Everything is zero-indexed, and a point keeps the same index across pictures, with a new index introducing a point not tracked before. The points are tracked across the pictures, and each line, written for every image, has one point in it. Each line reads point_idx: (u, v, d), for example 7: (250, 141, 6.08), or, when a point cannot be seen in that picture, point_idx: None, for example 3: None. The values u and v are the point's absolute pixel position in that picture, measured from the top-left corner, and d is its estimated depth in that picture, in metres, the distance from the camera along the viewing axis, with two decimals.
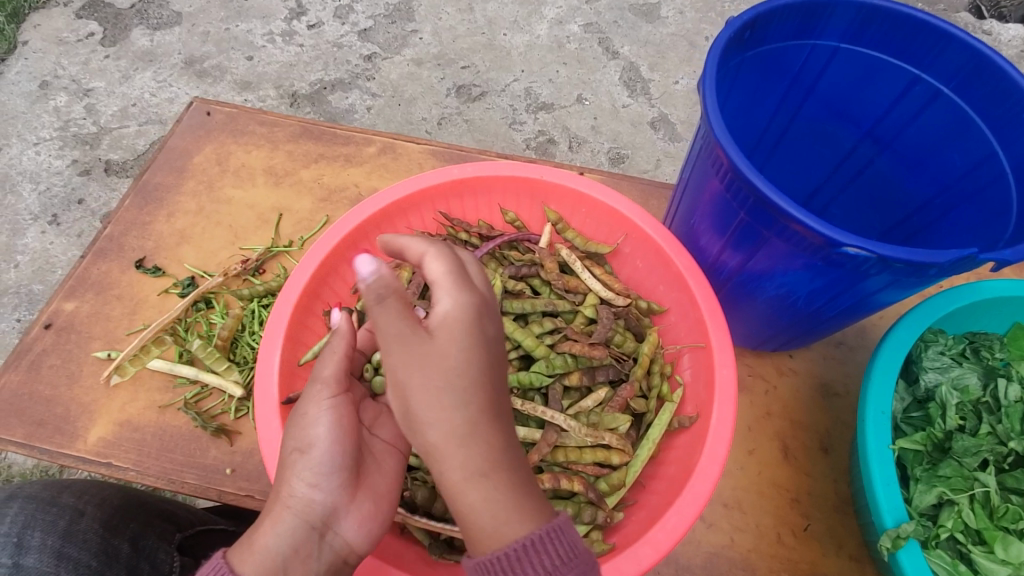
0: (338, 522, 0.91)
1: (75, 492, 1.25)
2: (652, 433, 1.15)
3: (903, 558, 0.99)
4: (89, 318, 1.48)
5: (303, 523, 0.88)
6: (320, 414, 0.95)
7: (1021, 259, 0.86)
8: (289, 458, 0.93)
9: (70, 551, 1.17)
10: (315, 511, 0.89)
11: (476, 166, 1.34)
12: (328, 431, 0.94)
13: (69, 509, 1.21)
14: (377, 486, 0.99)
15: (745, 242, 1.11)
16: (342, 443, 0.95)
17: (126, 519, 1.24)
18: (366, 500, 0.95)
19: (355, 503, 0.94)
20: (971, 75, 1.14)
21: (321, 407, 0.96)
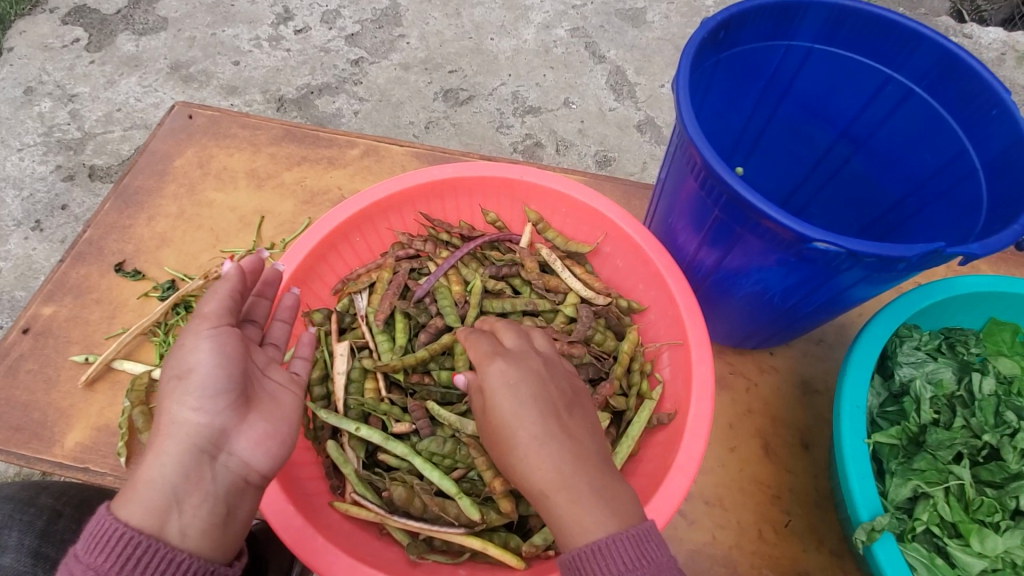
0: (232, 444, 0.89)
1: (54, 493, 1.24)
2: (632, 430, 1.16)
3: (878, 551, 0.99)
4: (68, 322, 1.47)
5: (192, 448, 0.87)
6: (197, 344, 0.92)
7: (986, 252, 0.87)
8: (168, 387, 0.90)
9: (48, 551, 1.16)
10: (200, 436, 0.87)
11: (456, 167, 1.34)
12: (209, 358, 0.90)
13: (47, 510, 1.20)
14: (276, 412, 0.96)
15: (721, 239, 1.12)
16: (229, 366, 0.91)
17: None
18: (261, 419, 0.93)
19: (245, 423, 0.91)
20: (941, 75, 1.16)
21: (199, 337, 0.92)
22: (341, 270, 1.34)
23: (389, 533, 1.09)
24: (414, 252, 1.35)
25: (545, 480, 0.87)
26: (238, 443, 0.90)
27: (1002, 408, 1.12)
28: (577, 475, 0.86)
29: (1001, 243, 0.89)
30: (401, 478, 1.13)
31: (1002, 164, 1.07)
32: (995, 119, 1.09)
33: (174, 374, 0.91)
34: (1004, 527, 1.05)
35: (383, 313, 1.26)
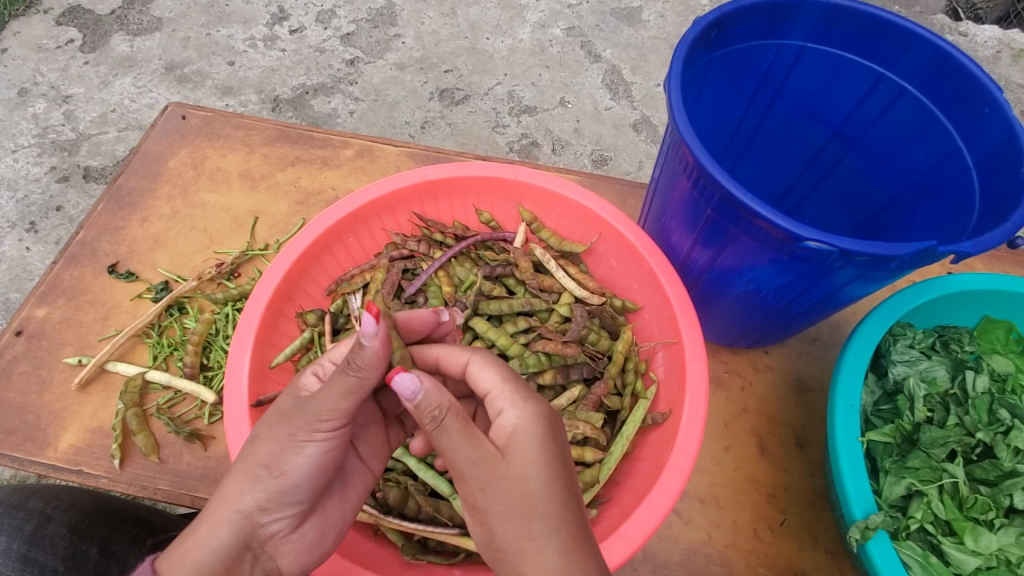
0: (274, 543, 0.88)
1: (43, 497, 1.18)
2: (626, 429, 1.15)
3: (873, 550, 0.99)
4: (61, 324, 1.46)
5: (238, 541, 0.85)
6: (306, 448, 0.85)
7: (979, 251, 0.87)
8: (245, 474, 0.85)
9: (37, 556, 1.10)
10: (253, 534, 0.86)
11: (450, 167, 1.34)
12: (306, 468, 0.86)
13: (35, 514, 1.15)
14: (331, 515, 0.93)
15: (714, 239, 1.12)
16: (317, 476, 0.87)
17: (96, 524, 1.17)
18: (313, 528, 0.91)
19: (296, 532, 0.89)
20: (933, 73, 1.16)
21: (312, 439, 0.85)
22: (335, 271, 1.33)
23: (383, 534, 1.09)
24: (408, 253, 1.35)
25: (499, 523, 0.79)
26: (284, 547, 0.88)
27: (996, 405, 1.12)
28: (500, 516, 0.79)
29: (993, 242, 0.89)
30: (395, 479, 1.12)
31: (994, 162, 1.07)
32: (987, 117, 1.09)
33: (260, 462, 0.85)
34: (998, 524, 1.05)
35: None
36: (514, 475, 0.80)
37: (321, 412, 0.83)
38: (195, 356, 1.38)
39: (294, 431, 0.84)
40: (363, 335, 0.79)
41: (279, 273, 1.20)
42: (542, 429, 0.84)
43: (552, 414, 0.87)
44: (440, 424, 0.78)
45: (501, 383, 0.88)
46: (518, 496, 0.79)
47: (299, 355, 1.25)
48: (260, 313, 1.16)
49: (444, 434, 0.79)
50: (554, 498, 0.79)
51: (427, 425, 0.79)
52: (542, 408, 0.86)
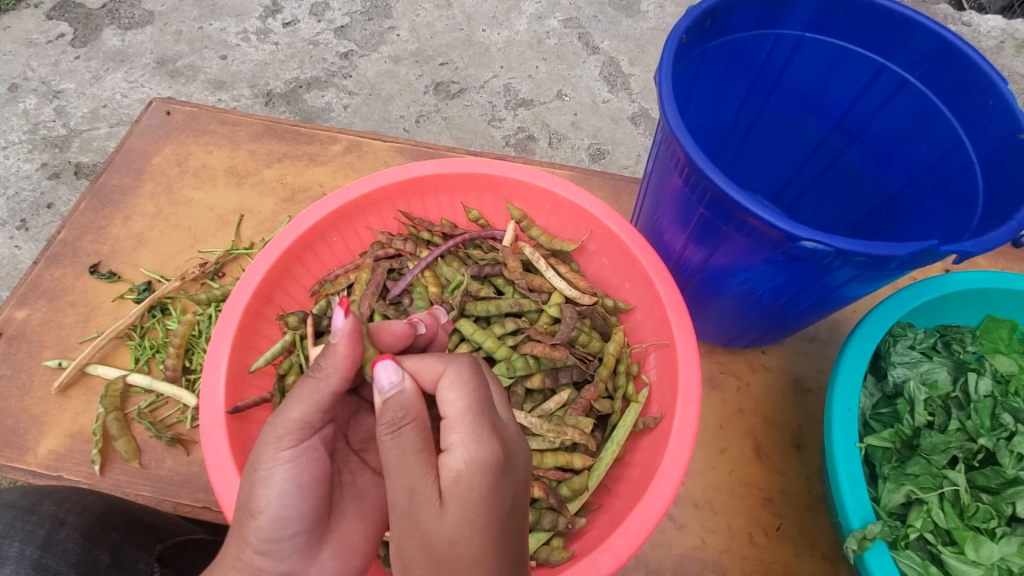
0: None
1: (55, 499, 1.13)
2: (617, 434, 1.12)
3: (870, 560, 0.96)
4: (42, 326, 1.43)
5: None
6: (276, 476, 0.87)
7: (981, 251, 0.83)
8: (238, 518, 0.88)
9: (49, 562, 1.08)
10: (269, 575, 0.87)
11: (436, 164, 1.30)
12: (282, 497, 0.87)
13: (49, 517, 1.10)
14: (349, 540, 0.96)
15: (707, 237, 1.08)
16: (309, 500, 0.90)
17: (107, 529, 1.12)
18: (331, 558, 0.93)
19: (313, 564, 0.91)
20: (936, 63, 1.12)
21: (277, 464, 0.87)
22: (318, 271, 1.30)
23: None
24: (395, 252, 1.31)
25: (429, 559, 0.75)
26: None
27: (999, 410, 1.09)
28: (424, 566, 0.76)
29: (997, 241, 0.85)
30: None
31: (999, 157, 1.03)
32: (992, 110, 1.04)
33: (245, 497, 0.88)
34: (1000, 534, 1.02)
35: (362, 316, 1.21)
36: (442, 529, 0.74)
37: (294, 430, 0.88)
38: (178, 359, 1.34)
39: (263, 457, 0.88)
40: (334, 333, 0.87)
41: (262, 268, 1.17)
42: (486, 483, 0.75)
43: (506, 458, 0.77)
44: (397, 430, 0.80)
45: (461, 413, 0.78)
46: (442, 554, 0.74)
47: (281, 358, 1.22)
48: (239, 315, 1.12)
49: (396, 442, 0.79)
50: (480, 564, 0.74)
51: (382, 428, 0.81)
52: (492, 455, 0.75)
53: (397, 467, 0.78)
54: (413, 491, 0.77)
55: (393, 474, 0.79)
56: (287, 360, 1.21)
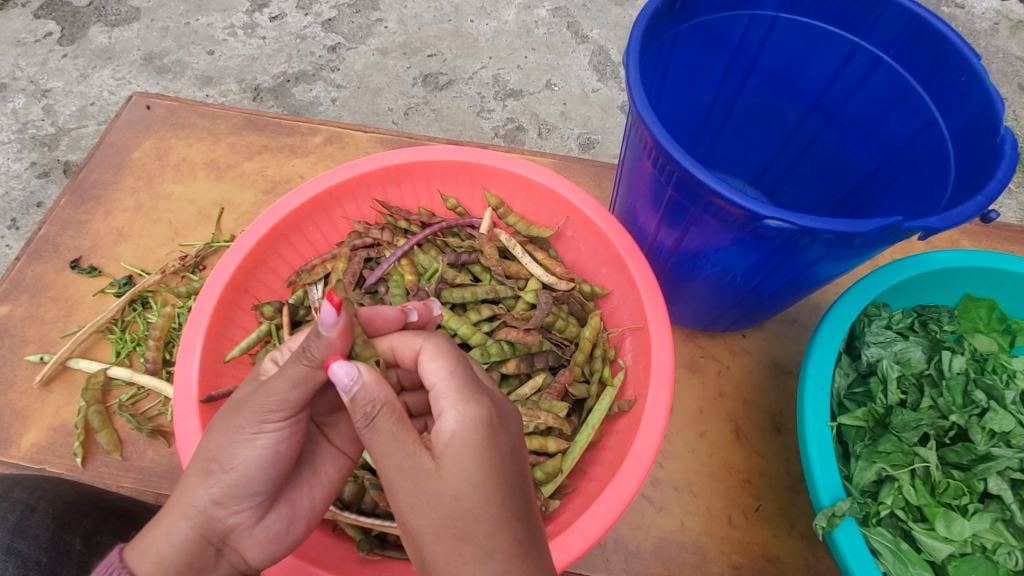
0: (235, 538, 0.84)
1: (28, 486, 1.10)
2: (592, 419, 1.13)
3: (839, 537, 0.97)
4: (24, 321, 1.44)
5: (197, 536, 0.81)
6: (258, 441, 0.81)
7: (946, 226, 0.83)
8: (197, 468, 0.82)
9: (20, 547, 1.05)
10: (213, 528, 0.82)
11: (412, 152, 1.30)
12: (257, 461, 0.82)
13: (20, 504, 1.07)
14: (297, 504, 0.90)
15: (678, 220, 1.08)
16: (275, 467, 0.84)
17: (80, 516, 1.08)
18: (278, 520, 0.87)
19: (260, 524, 0.86)
20: (909, 40, 1.11)
21: (265, 433, 0.81)
22: (295, 261, 1.30)
23: (342, 530, 1.07)
24: (372, 241, 1.31)
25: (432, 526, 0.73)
26: (244, 540, 0.84)
27: (972, 386, 1.09)
28: (432, 536, 0.73)
29: (963, 215, 0.85)
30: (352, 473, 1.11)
31: (971, 133, 1.03)
32: (964, 86, 1.04)
33: (210, 455, 0.82)
34: (972, 510, 1.02)
35: None
36: (443, 492, 0.72)
37: (271, 403, 0.79)
38: (158, 351, 1.34)
39: (242, 425, 0.80)
40: (324, 327, 0.73)
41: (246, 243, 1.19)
42: (478, 439, 0.74)
43: (496, 416, 0.77)
44: (372, 421, 0.73)
45: (444, 382, 0.78)
46: (450, 514, 0.72)
47: (257, 348, 1.23)
48: (212, 305, 1.13)
49: (376, 428, 0.73)
50: (489, 516, 0.72)
51: (359, 417, 0.74)
52: (481, 412, 0.76)
53: (385, 445, 0.73)
54: (408, 464, 0.73)
55: (383, 455, 0.74)
56: (264, 350, 1.22)
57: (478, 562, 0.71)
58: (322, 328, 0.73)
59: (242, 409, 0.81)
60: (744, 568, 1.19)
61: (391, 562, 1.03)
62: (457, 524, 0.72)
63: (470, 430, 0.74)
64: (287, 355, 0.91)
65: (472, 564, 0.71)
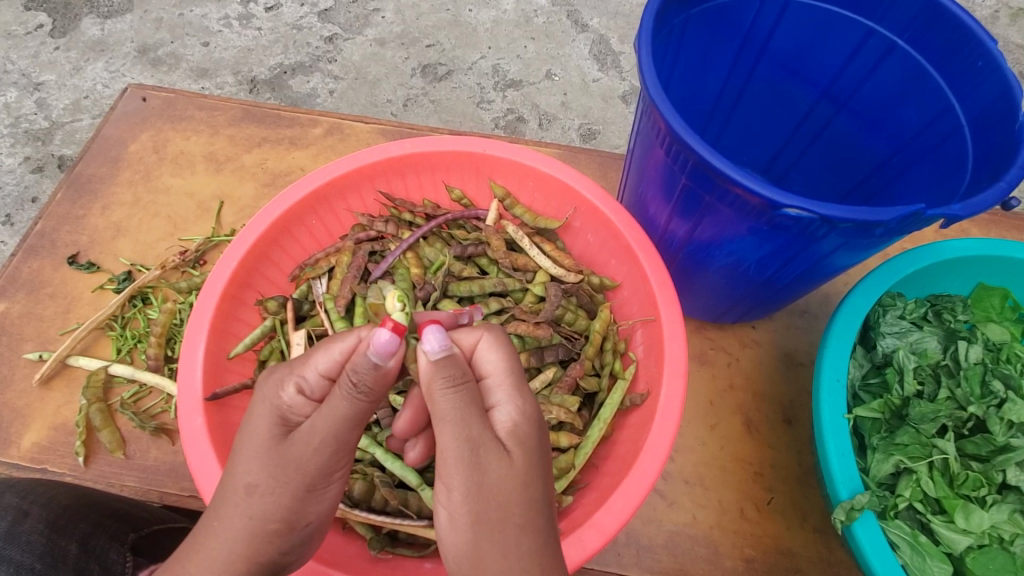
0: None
1: (21, 491, 1.08)
2: (604, 413, 1.11)
3: (858, 531, 0.96)
4: (22, 318, 1.41)
5: None
6: (321, 494, 0.79)
7: (969, 214, 0.81)
8: (258, 528, 0.75)
9: (12, 553, 1.04)
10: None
11: (416, 143, 1.27)
12: (319, 509, 0.80)
13: (11, 510, 1.05)
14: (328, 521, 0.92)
15: (691, 209, 1.06)
16: (333, 506, 0.84)
17: (76, 520, 1.07)
18: (317, 542, 0.89)
19: (306, 555, 0.85)
20: (925, 24, 1.09)
21: (331, 482, 0.79)
22: (298, 255, 1.28)
23: (352, 527, 1.06)
24: (376, 234, 1.28)
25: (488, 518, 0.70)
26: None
27: (989, 377, 1.08)
28: (490, 527, 0.70)
29: (985, 203, 0.82)
30: (361, 470, 1.09)
31: (988, 120, 1.01)
32: (981, 71, 1.02)
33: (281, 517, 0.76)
34: (990, 501, 1.02)
35: (343, 299, 1.19)
36: (507, 479, 0.71)
37: (338, 454, 0.77)
38: (160, 347, 1.32)
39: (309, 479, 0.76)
40: (374, 351, 0.71)
41: (249, 236, 1.17)
42: (537, 430, 0.76)
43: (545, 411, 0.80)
44: (458, 385, 0.72)
45: (507, 370, 0.78)
46: (511, 504, 0.71)
47: (262, 344, 1.21)
48: (215, 300, 1.11)
49: (457, 395, 0.71)
50: (541, 509, 0.73)
51: (442, 381, 0.71)
52: (536, 405, 0.78)
53: (455, 420, 0.71)
54: (472, 445, 0.71)
55: (453, 429, 0.71)
56: (269, 345, 1.21)
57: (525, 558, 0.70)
58: (376, 356, 0.71)
59: (313, 461, 0.75)
60: (757, 561, 1.18)
61: (402, 560, 1.01)
62: (515, 516, 0.71)
63: (530, 421, 0.76)
64: (315, 380, 0.80)
65: (527, 559, 0.70)
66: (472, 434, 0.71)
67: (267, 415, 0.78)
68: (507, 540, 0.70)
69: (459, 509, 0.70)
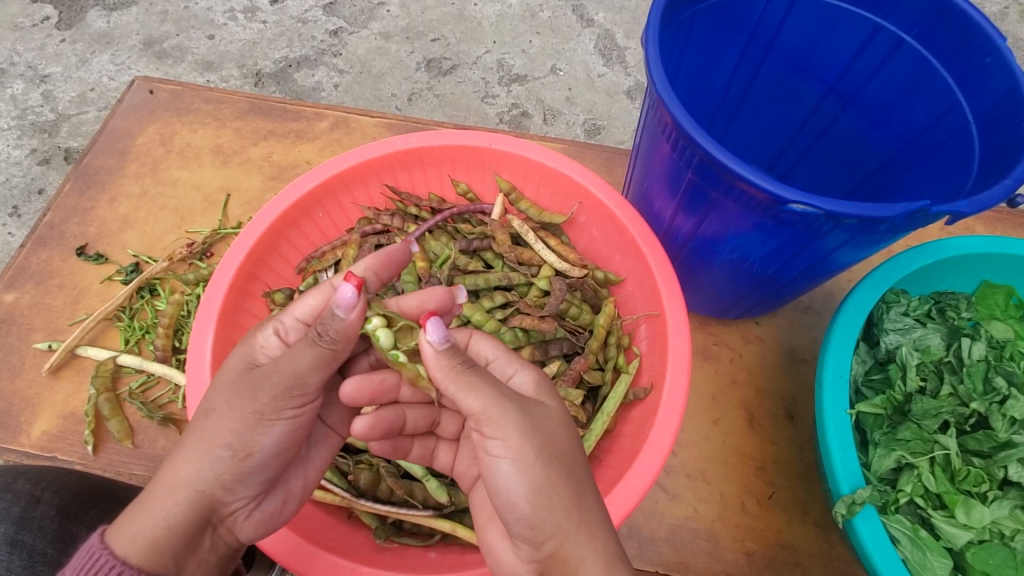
0: (233, 520, 0.84)
1: (32, 478, 1.10)
2: (607, 406, 1.12)
3: (859, 524, 0.97)
4: (31, 309, 1.42)
5: (198, 519, 0.80)
6: (272, 427, 0.82)
7: (975, 211, 0.81)
8: (203, 448, 0.80)
9: (25, 539, 1.03)
10: (216, 510, 0.82)
11: (422, 137, 1.27)
12: (271, 447, 0.83)
13: (24, 496, 1.07)
14: (295, 488, 0.92)
15: (697, 204, 1.06)
16: (284, 451, 0.85)
17: (86, 507, 1.09)
18: (275, 501, 0.89)
19: (258, 505, 0.86)
20: (932, 21, 1.09)
21: (275, 421, 0.82)
22: (304, 247, 1.29)
23: (357, 517, 1.07)
24: (382, 227, 1.30)
25: (549, 450, 0.75)
26: (243, 520, 0.85)
27: (992, 373, 1.08)
28: (553, 460, 0.74)
29: (991, 201, 0.83)
30: (367, 461, 1.10)
31: (995, 117, 1.01)
32: (989, 68, 1.02)
33: (222, 440, 0.80)
34: (991, 497, 1.02)
35: None
36: (553, 421, 0.78)
37: (292, 389, 0.80)
38: (167, 339, 1.33)
39: (262, 410, 0.80)
40: (337, 308, 0.75)
41: (256, 229, 1.17)
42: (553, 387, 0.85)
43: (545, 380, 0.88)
44: (475, 363, 0.76)
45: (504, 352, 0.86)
46: (560, 440, 0.77)
47: None
48: (223, 292, 1.12)
49: (482, 368, 0.76)
50: (580, 443, 0.80)
51: (462, 363, 0.74)
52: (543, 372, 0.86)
53: (478, 385, 0.74)
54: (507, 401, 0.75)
55: (480, 393, 0.74)
56: None
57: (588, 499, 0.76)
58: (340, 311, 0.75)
59: (263, 395, 0.80)
60: (758, 555, 1.19)
61: (406, 550, 1.03)
62: (566, 446, 0.77)
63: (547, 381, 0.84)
64: (291, 326, 0.87)
65: (584, 482, 0.77)
66: (508, 388, 0.77)
67: (242, 352, 0.86)
68: (565, 466, 0.76)
69: (518, 463, 0.73)
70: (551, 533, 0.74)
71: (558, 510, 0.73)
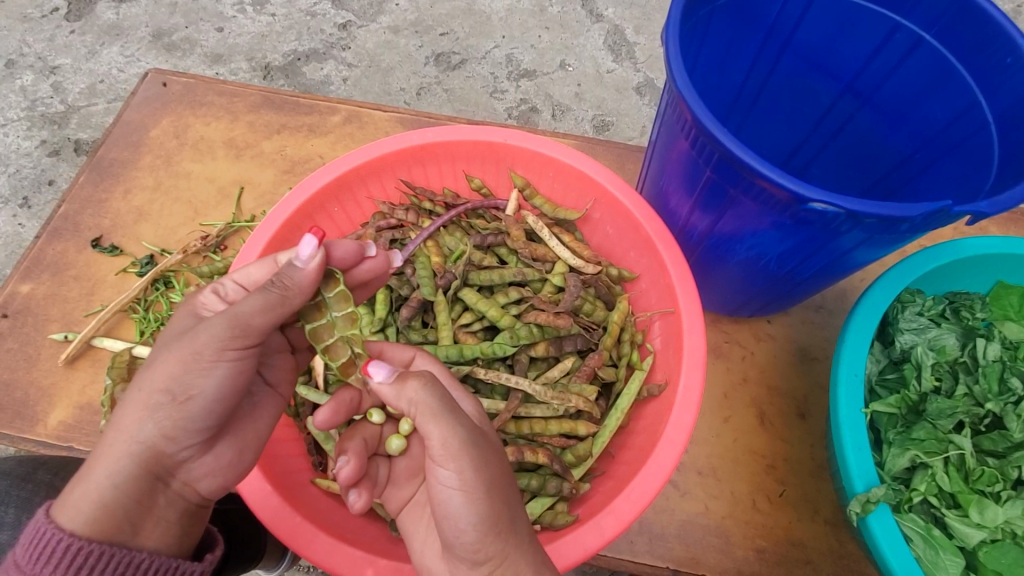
0: (186, 471, 0.83)
1: (52, 469, 1.17)
2: (621, 403, 1.13)
3: (873, 522, 0.97)
4: (46, 300, 1.44)
5: (145, 472, 0.78)
6: (213, 369, 0.79)
7: (996, 211, 0.81)
8: (146, 398, 0.78)
9: None
10: (165, 462, 0.80)
11: (437, 131, 1.27)
12: (221, 391, 0.81)
13: (44, 486, 1.14)
14: (246, 434, 0.92)
15: (714, 202, 1.06)
16: (231, 397, 0.83)
17: None
18: (228, 450, 0.88)
19: (210, 454, 0.85)
20: (953, 18, 1.08)
21: (220, 361, 0.79)
22: None
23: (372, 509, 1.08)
24: (397, 222, 1.29)
25: (497, 475, 0.79)
26: (196, 471, 0.84)
27: (1007, 374, 1.08)
28: (497, 486, 0.78)
29: (1011, 201, 0.82)
30: None
31: (1017, 116, 1.00)
32: (1011, 67, 1.01)
33: (162, 387, 0.78)
34: (1005, 497, 1.02)
35: None
36: (497, 456, 0.82)
37: (233, 331, 0.78)
38: None
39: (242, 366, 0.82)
40: (302, 258, 0.84)
41: (272, 221, 1.18)
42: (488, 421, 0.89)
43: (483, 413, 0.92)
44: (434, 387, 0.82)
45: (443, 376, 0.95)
46: (505, 469, 0.82)
47: None
48: None
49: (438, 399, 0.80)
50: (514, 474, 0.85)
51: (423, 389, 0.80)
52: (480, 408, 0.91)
53: (438, 416, 0.78)
54: (466, 435, 0.78)
55: (438, 420, 0.78)
56: None
57: (520, 532, 0.78)
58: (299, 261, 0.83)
59: (197, 335, 0.78)
60: (768, 552, 1.20)
61: None
62: (507, 478, 0.81)
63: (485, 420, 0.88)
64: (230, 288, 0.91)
65: (519, 512, 0.80)
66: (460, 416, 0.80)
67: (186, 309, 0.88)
68: (508, 493, 0.80)
69: (469, 494, 0.76)
70: (493, 554, 0.76)
71: (491, 537, 0.76)
